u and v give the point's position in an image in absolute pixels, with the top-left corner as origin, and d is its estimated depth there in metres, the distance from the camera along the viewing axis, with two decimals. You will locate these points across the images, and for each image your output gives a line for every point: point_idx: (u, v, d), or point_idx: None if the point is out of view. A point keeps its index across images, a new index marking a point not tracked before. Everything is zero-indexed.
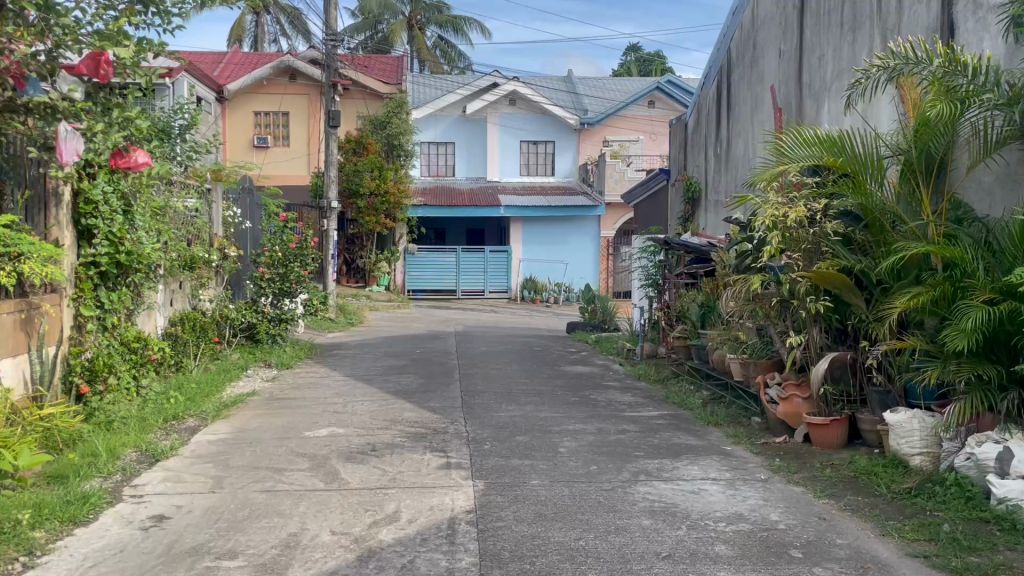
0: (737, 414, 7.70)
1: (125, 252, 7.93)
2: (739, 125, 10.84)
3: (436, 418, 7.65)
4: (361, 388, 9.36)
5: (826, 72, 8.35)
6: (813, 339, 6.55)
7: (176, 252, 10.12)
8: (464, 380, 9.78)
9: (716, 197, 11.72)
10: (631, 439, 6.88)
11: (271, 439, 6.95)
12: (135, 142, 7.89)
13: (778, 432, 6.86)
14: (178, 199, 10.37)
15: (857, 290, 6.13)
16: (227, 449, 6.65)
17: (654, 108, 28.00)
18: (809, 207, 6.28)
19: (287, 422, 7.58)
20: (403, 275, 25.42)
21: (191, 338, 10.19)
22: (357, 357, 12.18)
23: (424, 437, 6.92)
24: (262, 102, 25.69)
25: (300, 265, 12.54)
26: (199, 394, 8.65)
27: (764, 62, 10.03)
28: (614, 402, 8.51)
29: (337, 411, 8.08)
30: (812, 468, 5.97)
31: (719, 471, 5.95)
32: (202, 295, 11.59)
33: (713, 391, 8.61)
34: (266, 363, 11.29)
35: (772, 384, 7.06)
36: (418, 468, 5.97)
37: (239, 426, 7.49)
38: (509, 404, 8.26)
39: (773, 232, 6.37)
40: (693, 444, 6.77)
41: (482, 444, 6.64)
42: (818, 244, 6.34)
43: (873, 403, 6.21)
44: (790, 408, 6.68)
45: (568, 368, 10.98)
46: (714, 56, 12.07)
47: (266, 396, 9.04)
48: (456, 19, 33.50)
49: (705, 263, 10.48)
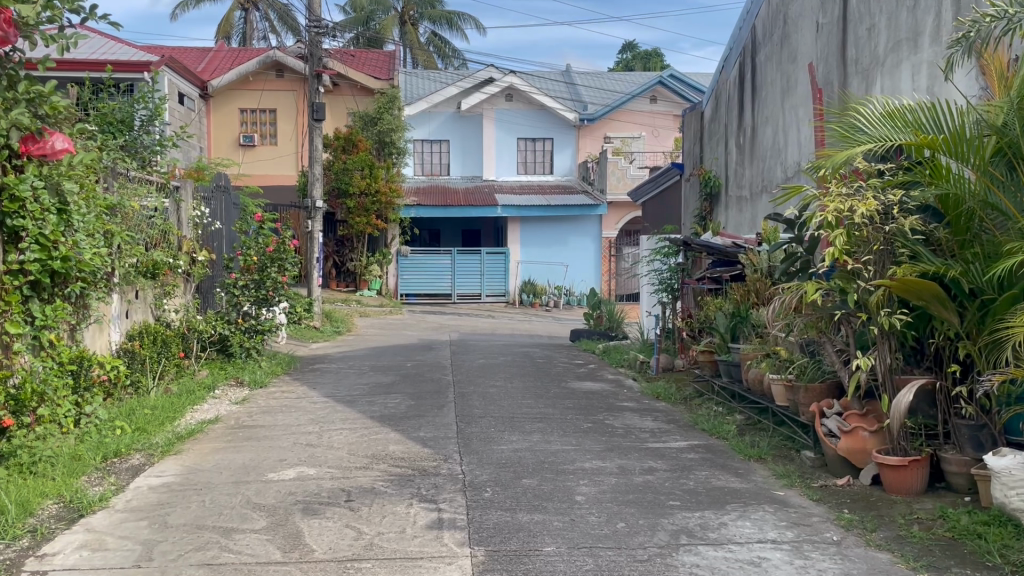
0: (783, 447, 6.54)
1: (59, 258, 6.75)
2: (766, 111, 9.70)
3: (428, 454, 6.43)
4: (341, 413, 8.14)
5: (879, 44, 7.22)
6: (886, 362, 5.37)
7: (133, 256, 8.93)
8: (460, 401, 8.56)
9: (739, 191, 10.62)
10: (660, 482, 5.70)
11: (225, 484, 5.74)
12: (49, 125, 6.81)
13: (838, 472, 5.71)
14: (135, 197, 9.19)
15: (950, 303, 5.00)
16: (170, 499, 5.44)
17: (656, 104, 26.77)
18: (883, 200, 5.14)
19: (250, 460, 6.37)
20: (396, 278, 24.17)
21: (151, 354, 8.96)
22: (340, 372, 10.95)
23: (411, 481, 5.71)
24: (248, 98, 24.45)
25: (277, 269, 11.21)
26: (152, 423, 7.44)
27: (797, 37, 8.88)
28: (634, 430, 7.31)
29: (311, 444, 6.85)
30: (894, 526, 4.79)
31: (778, 530, 4.75)
32: (168, 304, 10.27)
33: (749, 415, 7.42)
34: (239, 382, 10.06)
35: (829, 413, 5.91)
36: (402, 529, 4.76)
37: (192, 466, 6.28)
38: (513, 434, 7.06)
39: (836, 231, 5.22)
40: (737, 488, 5.58)
41: (481, 491, 5.43)
42: (892, 244, 5.22)
43: (960, 438, 5.12)
44: (854, 443, 5.52)
45: (577, 385, 9.75)
46: (736, 36, 10.91)
47: (231, 423, 7.83)
48: (451, 16, 32.34)
49: (729, 266, 9.35)
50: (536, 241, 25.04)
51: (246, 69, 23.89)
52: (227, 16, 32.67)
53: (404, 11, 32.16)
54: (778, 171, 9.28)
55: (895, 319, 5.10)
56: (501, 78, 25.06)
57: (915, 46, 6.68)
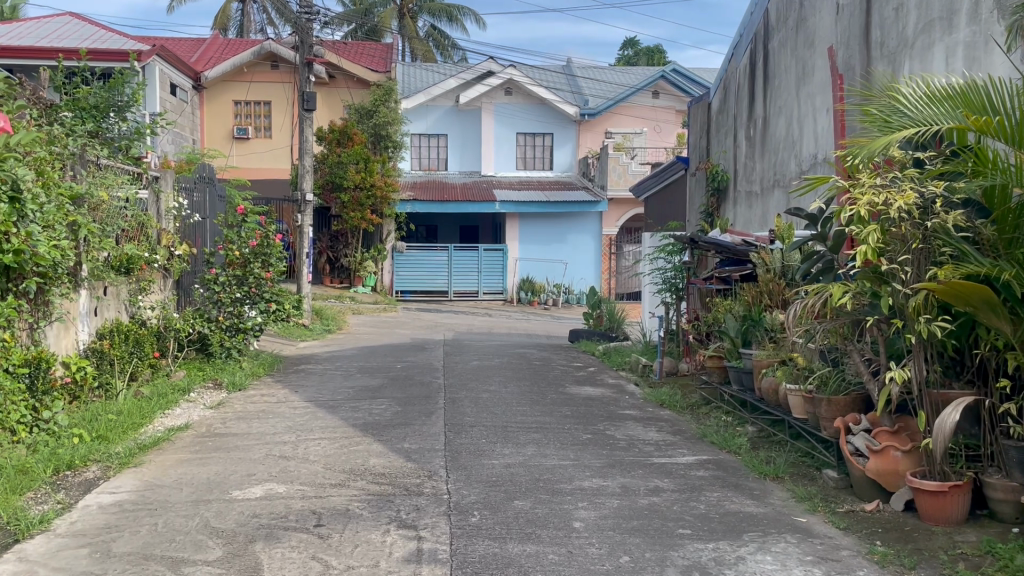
0: (800, 464, 5.98)
1: (11, 252, 6.27)
2: (780, 101, 9.13)
3: (411, 469, 5.85)
4: (321, 420, 7.55)
5: (908, 24, 6.64)
6: (922, 373, 4.77)
7: (102, 249, 8.34)
8: (450, 408, 7.96)
9: (749, 187, 10.05)
10: (668, 505, 5.12)
11: (184, 504, 5.16)
12: None
13: (865, 496, 5.16)
14: (106, 186, 8.59)
15: (1001, 310, 4.43)
16: (119, 522, 4.86)
17: (658, 100, 26.10)
18: (924, 192, 4.58)
19: (214, 475, 5.79)
20: (391, 275, 23.56)
21: (122, 354, 8.30)
22: (326, 374, 10.37)
23: (391, 502, 5.12)
24: (242, 89, 23.80)
25: (261, 265, 10.55)
26: (114, 431, 6.81)
27: (815, 21, 8.29)
28: (638, 442, 6.73)
29: (284, 456, 6.26)
30: (936, 563, 4.21)
31: (804, 567, 4.18)
32: (143, 301, 9.65)
33: (762, 428, 6.84)
34: (216, 384, 9.43)
35: (856, 429, 5.33)
36: (374, 562, 4.19)
37: (150, 482, 5.68)
38: (506, 446, 6.47)
39: (869, 227, 4.66)
40: (754, 514, 5.01)
41: (468, 516, 4.85)
42: (931, 243, 4.65)
43: (1006, 462, 4.55)
44: (885, 464, 4.99)
45: (575, 390, 9.16)
46: (747, 21, 10.32)
47: (201, 431, 7.23)
48: (450, 9, 31.64)
49: (739, 266, 8.78)
50: (535, 238, 24.47)
51: (241, 60, 23.23)
52: (223, 8, 32.04)
53: (403, 4, 31.38)
54: (792, 164, 8.73)
55: (936, 327, 4.54)
56: (501, 71, 24.49)
57: (949, 26, 6.12)
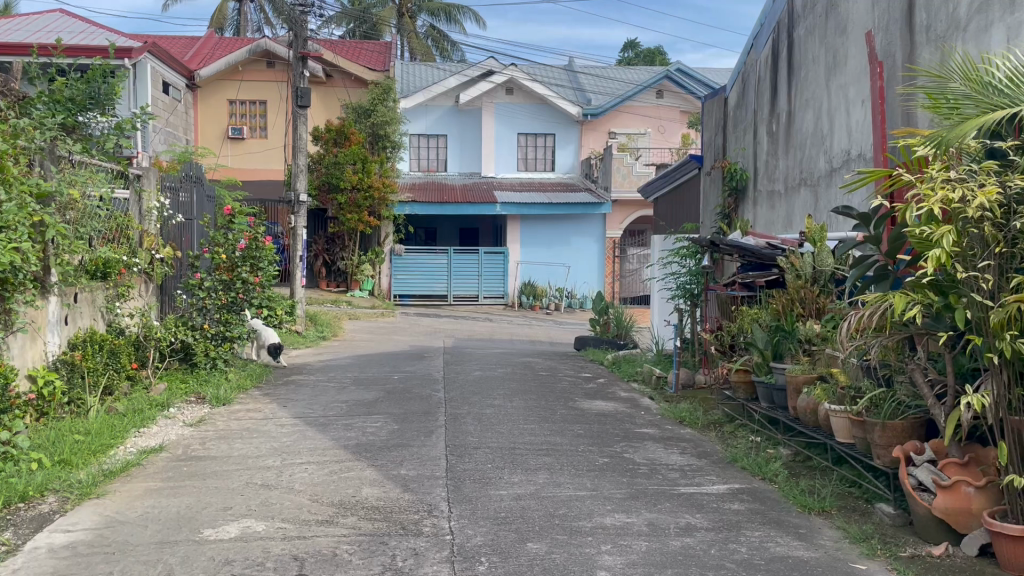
0: (847, 495, 5.31)
1: None
2: (807, 92, 8.46)
3: (408, 502, 5.16)
4: (310, 441, 6.85)
5: (959, 4, 5.97)
6: (1003, 396, 4.10)
7: (72, 253, 7.66)
8: (452, 426, 7.28)
9: (771, 186, 9.37)
10: (704, 547, 4.45)
11: (147, 546, 4.48)
12: None
13: (930, 537, 4.48)
14: (78, 184, 7.95)
15: None
16: (69, 570, 4.18)
17: (662, 100, 25.44)
18: (1007, 188, 3.93)
19: (186, 509, 5.11)
20: (389, 278, 22.91)
21: (96, 365, 7.59)
22: (318, 387, 9.67)
23: (385, 544, 4.45)
24: (236, 88, 23.16)
25: (249, 268, 9.86)
26: (77, 454, 6.11)
27: (848, 5, 7.62)
28: (661, 468, 6.04)
29: (266, 485, 5.57)
30: None
31: None
32: (121, 308, 8.90)
33: (799, 453, 6.16)
34: (199, 399, 8.69)
35: (918, 459, 4.63)
36: None
37: (110, 518, 4.99)
38: (515, 473, 5.80)
39: (943, 227, 3.99)
40: (805, 558, 4.34)
41: (474, 563, 4.17)
42: (1017, 246, 3.97)
43: None
44: (956, 501, 4.31)
45: (586, 405, 8.48)
46: (769, 9, 9.65)
47: (177, 454, 6.54)
48: (451, 7, 30.95)
49: (764, 271, 8.06)
50: (537, 240, 23.83)
51: (236, 58, 22.59)
52: (219, 6, 31.40)
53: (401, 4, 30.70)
54: (821, 160, 8.06)
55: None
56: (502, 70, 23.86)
57: (1011, 4, 5.45)
